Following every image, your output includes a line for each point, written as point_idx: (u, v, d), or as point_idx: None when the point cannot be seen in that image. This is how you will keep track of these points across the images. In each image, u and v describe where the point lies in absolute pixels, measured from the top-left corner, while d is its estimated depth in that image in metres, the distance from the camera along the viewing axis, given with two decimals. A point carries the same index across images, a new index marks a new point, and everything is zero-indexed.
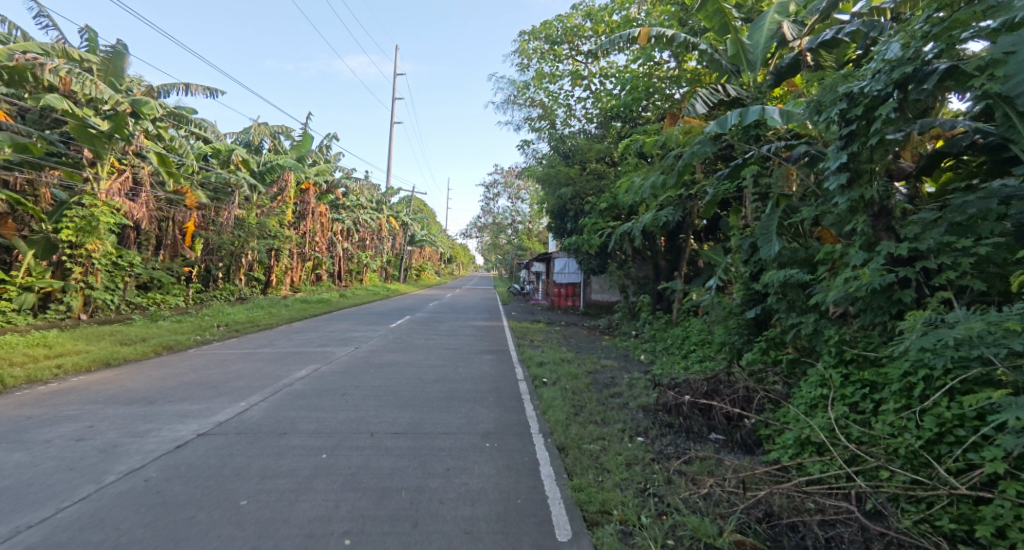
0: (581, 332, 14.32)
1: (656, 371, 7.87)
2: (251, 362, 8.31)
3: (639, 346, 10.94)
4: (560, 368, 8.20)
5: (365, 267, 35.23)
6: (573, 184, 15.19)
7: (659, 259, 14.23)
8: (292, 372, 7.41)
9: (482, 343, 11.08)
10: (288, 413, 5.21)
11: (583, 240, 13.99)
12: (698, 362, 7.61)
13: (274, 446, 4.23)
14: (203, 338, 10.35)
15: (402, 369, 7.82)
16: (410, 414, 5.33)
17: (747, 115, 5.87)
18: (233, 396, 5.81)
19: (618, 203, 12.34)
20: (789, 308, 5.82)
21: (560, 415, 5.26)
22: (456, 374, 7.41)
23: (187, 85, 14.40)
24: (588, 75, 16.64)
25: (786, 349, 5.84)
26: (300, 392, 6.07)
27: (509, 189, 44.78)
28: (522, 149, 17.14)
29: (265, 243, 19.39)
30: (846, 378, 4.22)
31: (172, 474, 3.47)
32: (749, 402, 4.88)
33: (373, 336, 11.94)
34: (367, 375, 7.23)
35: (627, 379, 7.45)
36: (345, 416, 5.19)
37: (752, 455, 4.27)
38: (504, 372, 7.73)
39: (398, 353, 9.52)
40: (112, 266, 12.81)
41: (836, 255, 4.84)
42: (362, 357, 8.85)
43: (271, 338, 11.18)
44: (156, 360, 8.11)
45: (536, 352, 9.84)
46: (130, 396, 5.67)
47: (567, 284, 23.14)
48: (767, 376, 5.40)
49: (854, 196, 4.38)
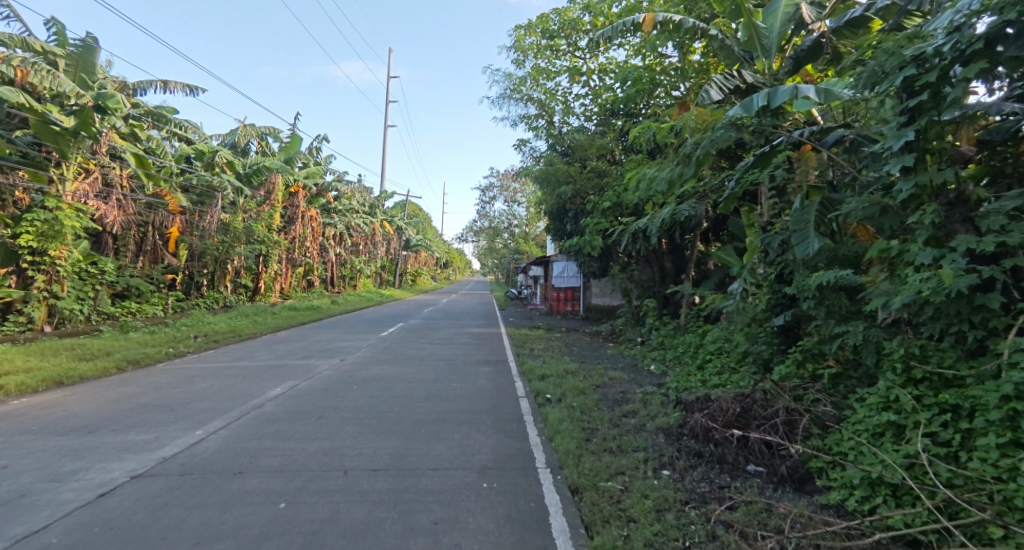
0: (583, 339, 13.59)
1: (673, 385, 7.16)
2: (224, 378, 7.50)
3: (647, 355, 10.23)
4: (565, 381, 7.45)
5: (359, 273, 34.45)
6: (573, 183, 14.48)
7: (664, 260, 13.56)
8: (266, 390, 6.60)
9: (479, 353, 10.34)
10: (250, 443, 4.43)
11: (584, 242, 13.32)
12: (721, 375, 6.89)
13: (225, 490, 3.42)
14: (176, 351, 9.52)
15: (389, 385, 7.05)
16: (395, 444, 4.56)
17: (776, 96, 5.22)
18: (192, 422, 5.00)
19: (622, 202, 11.67)
20: (828, 316, 5.14)
21: (569, 443, 4.50)
22: (449, 391, 6.66)
23: (165, 82, 13.62)
24: (587, 71, 16.04)
25: (825, 362, 5.18)
26: (271, 417, 5.28)
27: (505, 192, 44.10)
28: (518, 148, 16.44)
29: (252, 248, 18.62)
30: (918, 401, 3.54)
31: (75, 542, 2.65)
32: (793, 428, 4.19)
33: (362, 346, 11.17)
34: (350, 392, 6.44)
35: (641, 394, 6.71)
36: (318, 446, 4.41)
37: (806, 494, 3.58)
38: (502, 387, 6.98)
39: (386, 365, 8.76)
40: (80, 273, 12.06)
41: (894, 253, 4.15)
42: (346, 371, 8.07)
43: (251, 350, 10.36)
44: (117, 376, 7.26)
45: (537, 362, 9.10)
46: (70, 424, 4.85)
47: (567, 288, 22.40)
48: (808, 394, 4.71)
49: (923, 181, 3.68)
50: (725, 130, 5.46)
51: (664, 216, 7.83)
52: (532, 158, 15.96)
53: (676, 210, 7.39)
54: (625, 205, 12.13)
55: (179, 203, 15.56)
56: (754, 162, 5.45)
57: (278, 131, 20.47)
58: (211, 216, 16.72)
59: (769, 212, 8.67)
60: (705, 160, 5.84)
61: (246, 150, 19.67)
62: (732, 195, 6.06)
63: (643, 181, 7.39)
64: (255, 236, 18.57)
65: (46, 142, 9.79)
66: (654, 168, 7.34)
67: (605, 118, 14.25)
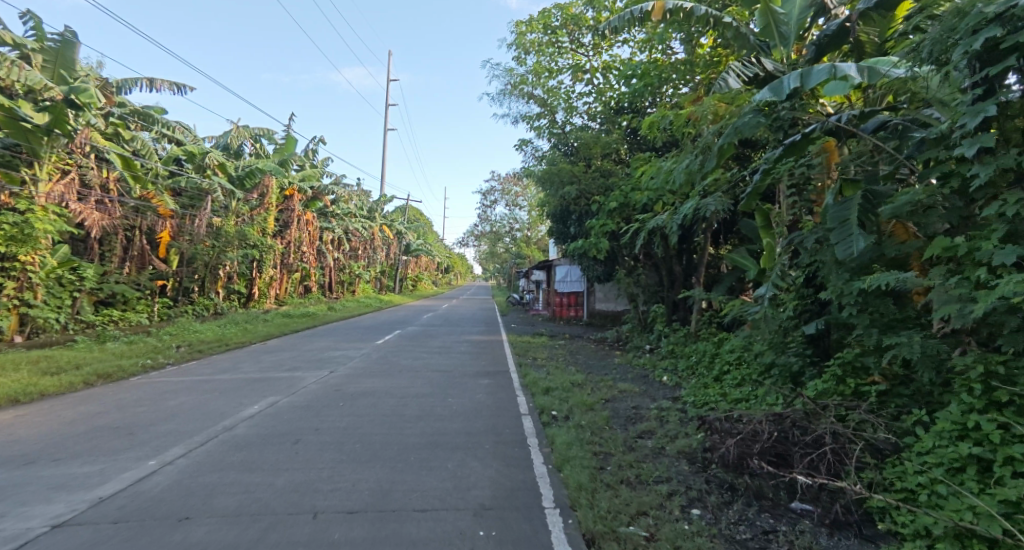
0: (589, 347, 12.96)
1: (691, 401, 6.53)
2: (200, 393, 6.87)
3: (657, 365, 9.60)
4: (571, 396, 6.83)
5: (357, 278, 33.86)
6: (577, 182, 13.84)
7: (673, 264, 12.98)
8: (242, 407, 5.97)
9: (478, 363, 9.71)
10: (210, 475, 3.80)
11: (589, 245, 12.74)
12: (744, 390, 6.27)
13: (163, 544, 2.78)
14: (154, 362, 8.90)
15: (379, 401, 6.42)
16: (378, 476, 3.92)
17: (810, 76, 4.63)
18: (148, 448, 4.36)
19: (630, 201, 11.14)
20: (872, 325, 4.50)
21: (581, 475, 3.85)
22: (445, 408, 6.03)
23: (151, 80, 13.14)
24: (590, 68, 15.54)
25: (871, 378, 4.53)
26: (241, 441, 4.66)
27: (506, 195, 43.50)
28: (520, 148, 15.89)
29: (243, 253, 18.03)
30: (1006, 429, 2.90)
31: None
32: (843, 457, 3.54)
33: (355, 356, 10.55)
34: (334, 411, 5.82)
35: (657, 411, 6.07)
36: (288, 480, 3.77)
37: (869, 542, 2.89)
38: (503, 403, 6.36)
39: (378, 377, 8.13)
40: (59, 279, 11.59)
41: (963, 252, 3.53)
42: (334, 385, 7.45)
43: (236, 361, 9.72)
44: (82, 393, 6.64)
45: (541, 373, 8.46)
46: (7, 453, 4.23)
47: (569, 293, 21.93)
48: (855, 416, 4.06)
49: (1004, 164, 3.06)
50: (751, 116, 4.86)
51: (682, 214, 7.22)
52: (534, 158, 15.41)
53: (696, 209, 6.80)
54: (632, 205, 11.56)
55: (167, 207, 15.03)
56: (778, 155, 4.86)
57: (272, 132, 19.97)
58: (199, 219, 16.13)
59: (789, 211, 8.09)
60: (726, 152, 5.28)
61: (240, 152, 19.16)
62: (754, 189, 5.46)
63: (658, 173, 6.84)
64: (248, 241, 18.02)
65: (16, 138, 9.35)
66: (671, 160, 6.80)
67: (610, 116, 13.70)
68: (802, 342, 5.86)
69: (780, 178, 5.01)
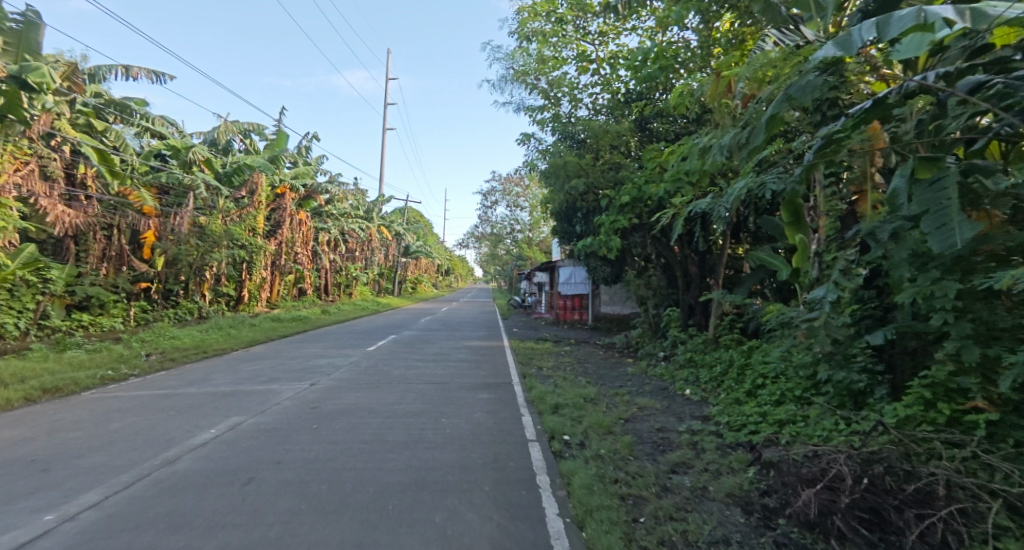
0: (597, 354, 12.04)
1: (728, 423, 5.61)
2: (154, 412, 5.92)
3: (675, 375, 8.70)
4: (584, 415, 5.89)
5: (354, 281, 33.00)
6: (585, 176, 12.84)
7: (686, 264, 12.15)
8: (197, 432, 5.02)
9: (477, 373, 8.79)
10: (118, 535, 2.84)
11: (598, 243, 11.78)
12: (793, 414, 5.35)
13: None
14: (115, 375, 7.93)
15: (360, 422, 5.49)
16: (343, 536, 2.96)
17: (888, 26, 3.57)
18: (55, 493, 3.40)
19: (644, 194, 10.27)
20: (971, 336, 3.63)
21: (612, 535, 2.90)
22: (437, 433, 5.10)
23: (128, 67, 12.27)
24: (597, 58, 14.70)
25: (968, 404, 3.63)
26: (179, 481, 3.70)
27: (507, 196, 42.66)
28: (522, 142, 15.02)
29: (231, 253, 17.14)
30: None
31: None
32: (970, 519, 2.59)
33: (343, 364, 9.63)
34: (305, 437, 4.90)
35: (688, 435, 5.14)
36: (221, 544, 2.80)
37: None
38: (506, 426, 5.43)
39: (364, 391, 7.19)
40: (19, 283, 10.85)
41: None
42: (311, 401, 6.52)
43: (210, 371, 8.78)
44: (16, 413, 5.69)
45: (547, 386, 7.54)
46: None
47: (574, 296, 21.10)
48: (965, 457, 3.12)
49: None
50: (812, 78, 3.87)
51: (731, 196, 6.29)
52: (537, 152, 14.47)
53: (745, 188, 5.79)
54: (646, 200, 10.63)
55: (147, 204, 14.15)
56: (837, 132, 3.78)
57: (263, 127, 19.13)
58: (181, 217, 15.23)
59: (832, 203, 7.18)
60: (776, 126, 4.26)
61: (229, 148, 18.32)
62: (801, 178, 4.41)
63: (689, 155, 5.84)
64: (236, 241, 17.17)
65: None
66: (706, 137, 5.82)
67: (618, 107, 12.82)
68: (868, 357, 4.90)
69: (840, 163, 3.92)
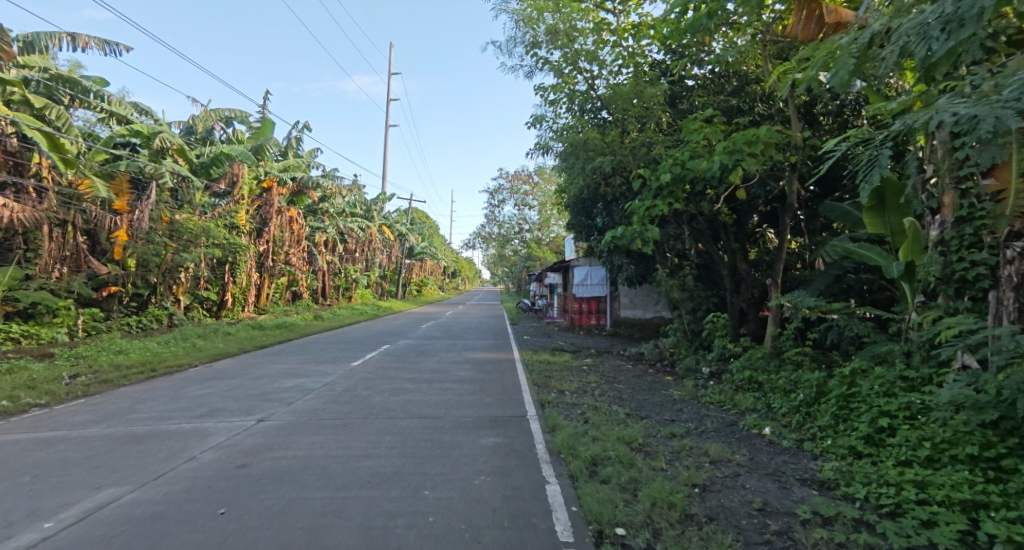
0: (626, 370, 10.00)
1: (865, 499, 3.56)
2: (5, 473, 4.00)
3: (738, 404, 6.69)
4: (639, 483, 3.85)
5: (354, 284, 31.27)
6: (610, 154, 10.66)
7: (732, 261, 10.31)
8: (22, 524, 3.05)
9: (481, 401, 6.82)
10: None
11: (630, 235, 9.59)
12: (983, 492, 3.30)
13: None
14: (8, 406, 6.03)
15: (296, 501, 3.52)
16: None
17: None
18: None
19: (691, 170, 8.17)
20: None
21: None
22: (413, 526, 3.11)
23: (73, 36, 10.59)
24: (620, 24, 12.66)
25: None
26: None
27: (515, 194, 40.82)
28: (532, 124, 13.10)
29: (209, 253, 15.41)
30: None
31: None
32: None
33: (314, 387, 7.69)
34: (192, 540, 2.92)
35: (819, 531, 3.07)
36: None
37: None
38: (522, 508, 3.42)
39: (325, 434, 5.23)
40: None
41: None
42: (244, 453, 4.58)
43: (141, 398, 6.88)
44: None
45: (575, 425, 5.53)
46: None
47: (589, 298, 19.11)
48: None
49: None
50: None
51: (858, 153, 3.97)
52: (551, 132, 12.40)
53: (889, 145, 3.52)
54: (690, 179, 8.52)
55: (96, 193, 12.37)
56: None
57: (247, 116, 17.49)
58: (142, 211, 13.26)
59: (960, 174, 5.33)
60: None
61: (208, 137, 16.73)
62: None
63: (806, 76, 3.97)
64: (214, 239, 15.42)
65: None
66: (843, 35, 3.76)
67: (645, 76, 10.79)
68: None
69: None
